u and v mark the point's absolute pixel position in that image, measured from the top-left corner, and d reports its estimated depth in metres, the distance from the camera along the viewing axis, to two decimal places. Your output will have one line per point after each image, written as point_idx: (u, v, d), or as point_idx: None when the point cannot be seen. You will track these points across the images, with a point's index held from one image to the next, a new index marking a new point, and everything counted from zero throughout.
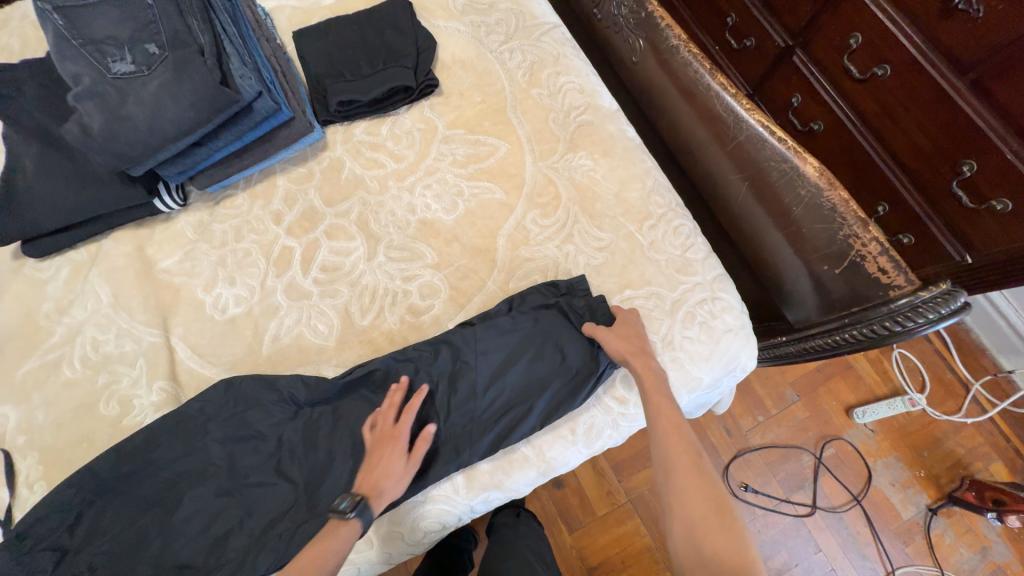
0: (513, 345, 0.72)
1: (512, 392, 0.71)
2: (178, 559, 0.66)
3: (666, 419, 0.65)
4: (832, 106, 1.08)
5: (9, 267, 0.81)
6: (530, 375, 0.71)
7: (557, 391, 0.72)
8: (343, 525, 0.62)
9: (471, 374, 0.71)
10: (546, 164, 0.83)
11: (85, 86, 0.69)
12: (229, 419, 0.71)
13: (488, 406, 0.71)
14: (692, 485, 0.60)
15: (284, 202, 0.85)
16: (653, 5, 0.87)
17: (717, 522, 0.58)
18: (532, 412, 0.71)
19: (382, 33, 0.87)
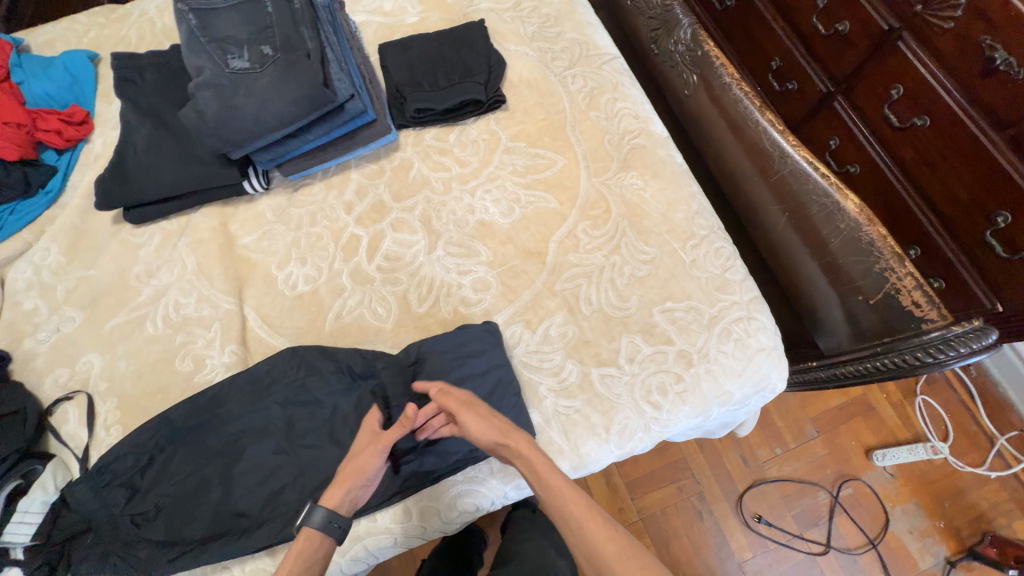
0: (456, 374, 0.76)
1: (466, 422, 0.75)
2: (235, 508, 0.71)
3: (577, 506, 0.63)
4: (870, 151, 1.13)
5: (110, 230, 0.90)
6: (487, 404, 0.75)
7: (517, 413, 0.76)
8: (299, 540, 0.63)
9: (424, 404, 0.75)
10: (599, 180, 0.90)
11: (206, 78, 0.79)
12: (292, 385, 0.77)
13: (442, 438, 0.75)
14: (627, 571, 0.59)
15: (355, 194, 0.93)
16: (709, 46, 0.95)
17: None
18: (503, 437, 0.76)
19: (459, 51, 0.97)
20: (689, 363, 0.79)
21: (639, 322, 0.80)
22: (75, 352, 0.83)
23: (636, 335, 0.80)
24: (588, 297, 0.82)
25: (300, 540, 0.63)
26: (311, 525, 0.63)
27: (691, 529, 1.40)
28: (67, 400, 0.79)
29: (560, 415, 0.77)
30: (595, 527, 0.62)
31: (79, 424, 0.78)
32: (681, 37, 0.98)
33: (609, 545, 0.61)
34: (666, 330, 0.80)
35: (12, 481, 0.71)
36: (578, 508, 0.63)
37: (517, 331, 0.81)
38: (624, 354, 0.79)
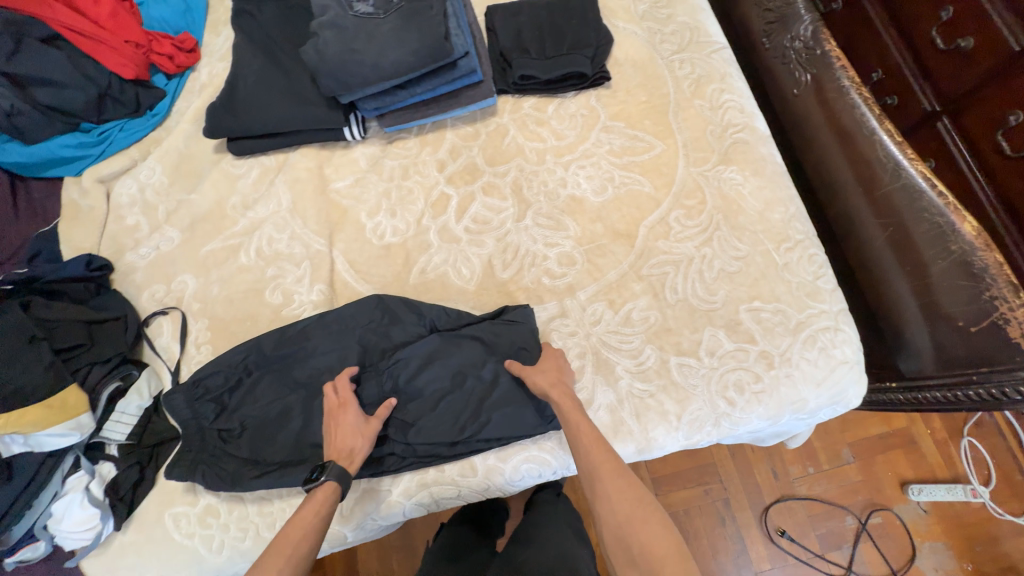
0: (428, 359, 0.77)
1: (439, 406, 0.76)
2: (314, 440, 0.74)
3: (584, 431, 0.66)
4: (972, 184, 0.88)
5: (212, 158, 0.92)
6: (460, 392, 0.76)
7: (488, 402, 0.75)
8: (320, 489, 0.64)
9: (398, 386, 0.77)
10: (697, 170, 0.88)
11: (329, 18, 0.80)
12: (377, 332, 0.80)
13: (412, 414, 0.76)
14: (615, 486, 0.62)
15: (449, 153, 0.93)
16: (830, 45, 0.91)
17: (640, 516, 0.59)
18: (480, 424, 0.75)
19: (569, 22, 0.95)
20: (770, 364, 0.78)
21: (724, 318, 0.80)
22: (171, 270, 0.86)
23: (720, 330, 0.79)
24: (674, 286, 0.82)
25: (324, 489, 0.64)
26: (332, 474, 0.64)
27: (713, 532, 1.41)
28: (162, 315, 0.83)
29: (634, 397, 0.77)
30: (594, 445, 0.65)
31: (171, 339, 0.82)
32: (800, 33, 0.95)
33: (605, 462, 0.63)
34: (751, 328, 0.79)
35: (114, 382, 0.75)
36: (581, 428, 0.66)
37: (599, 309, 0.81)
38: (704, 347, 0.79)
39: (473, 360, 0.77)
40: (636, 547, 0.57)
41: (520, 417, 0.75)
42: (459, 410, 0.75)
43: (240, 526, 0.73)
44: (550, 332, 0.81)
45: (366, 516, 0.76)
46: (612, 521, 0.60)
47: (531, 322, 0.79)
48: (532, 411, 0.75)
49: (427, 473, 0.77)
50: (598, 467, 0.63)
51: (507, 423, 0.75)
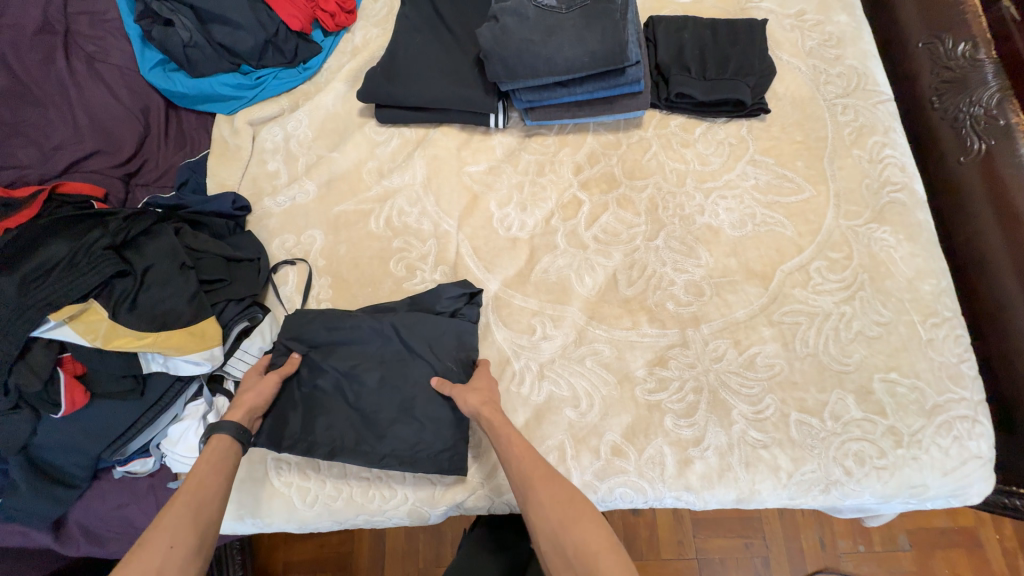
0: (370, 353, 0.76)
1: (352, 403, 0.75)
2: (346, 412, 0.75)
3: (514, 434, 0.65)
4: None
5: (356, 121, 0.94)
6: (389, 392, 0.75)
7: (415, 408, 0.74)
8: (207, 449, 0.62)
9: (313, 381, 0.75)
10: (847, 223, 0.84)
11: (511, 5, 0.80)
12: (421, 327, 0.77)
13: (314, 406, 0.74)
14: (549, 491, 0.59)
15: (587, 158, 0.92)
16: (1018, 117, 0.85)
17: (572, 516, 0.56)
18: (391, 426, 0.74)
19: (734, 46, 0.92)
20: (898, 443, 0.74)
21: (855, 382, 0.76)
22: (303, 223, 0.88)
23: (849, 395, 0.75)
24: (805, 339, 0.78)
25: (218, 443, 0.62)
26: (225, 430, 0.63)
27: None
28: (286, 265, 0.85)
29: (746, 445, 0.75)
30: (528, 454, 0.63)
31: (295, 291, 0.84)
32: (982, 99, 0.89)
33: (532, 466, 0.62)
34: (883, 400, 0.75)
35: (242, 322, 0.78)
36: (511, 440, 0.64)
37: (722, 347, 0.79)
38: (830, 410, 0.75)
39: (390, 353, 0.76)
40: (572, 550, 0.54)
41: (436, 427, 0.73)
42: (423, 412, 0.74)
43: (305, 469, 0.76)
44: (668, 359, 0.79)
45: (455, 502, 0.76)
46: (545, 528, 0.57)
47: (435, 290, 0.80)
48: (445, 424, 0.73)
49: None
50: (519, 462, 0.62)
51: (423, 429, 0.73)
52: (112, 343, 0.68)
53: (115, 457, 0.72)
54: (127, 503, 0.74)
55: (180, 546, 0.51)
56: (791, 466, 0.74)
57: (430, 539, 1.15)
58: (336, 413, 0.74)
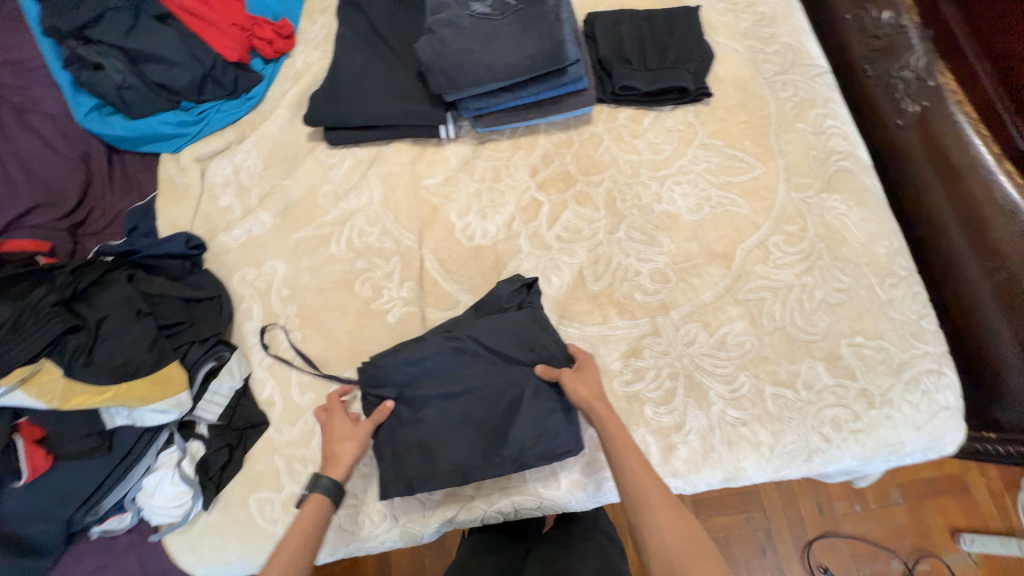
0: (460, 370, 0.74)
1: (464, 423, 0.72)
2: (458, 432, 0.72)
3: (633, 455, 0.62)
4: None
5: (305, 146, 0.92)
6: (496, 404, 0.72)
7: (524, 408, 0.71)
8: (303, 510, 0.62)
9: (415, 408, 0.73)
10: (799, 196, 0.86)
11: (445, 16, 0.80)
12: (499, 330, 0.75)
13: (429, 435, 0.71)
14: (668, 519, 0.58)
15: (541, 159, 0.93)
16: (945, 77, 0.89)
17: (696, 555, 0.55)
18: (513, 430, 0.70)
19: (671, 35, 0.94)
20: (870, 404, 0.76)
21: (824, 350, 0.78)
22: (262, 254, 0.86)
23: (819, 363, 0.77)
24: (772, 313, 0.80)
25: (310, 505, 0.62)
26: (321, 488, 0.63)
27: (752, 563, 1.33)
28: (279, 326, 0.82)
29: (726, 424, 0.76)
30: (651, 478, 0.60)
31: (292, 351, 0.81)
32: (911, 63, 0.92)
33: (656, 490, 0.59)
34: (851, 365, 0.77)
35: (208, 362, 0.75)
36: (632, 457, 0.62)
37: (692, 330, 0.80)
38: (802, 380, 0.77)
39: (479, 363, 0.74)
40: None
41: (555, 420, 0.71)
42: (541, 415, 0.71)
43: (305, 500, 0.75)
44: (641, 348, 0.79)
45: (448, 519, 0.75)
46: (663, 554, 0.56)
47: (499, 289, 0.79)
48: (559, 418, 0.71)
49: (510, 480, 0.76)
50: (641, 486, 0.60)
51: (543, 423, 0.71)
52: (69, 402, 0.65)
53: (88, 519, 0.69)
54: (104, 566, 0.70)
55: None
56: (771, 440, 0.75)
57: (435, 554, 1.14)
58: (457, 432, 0.72)
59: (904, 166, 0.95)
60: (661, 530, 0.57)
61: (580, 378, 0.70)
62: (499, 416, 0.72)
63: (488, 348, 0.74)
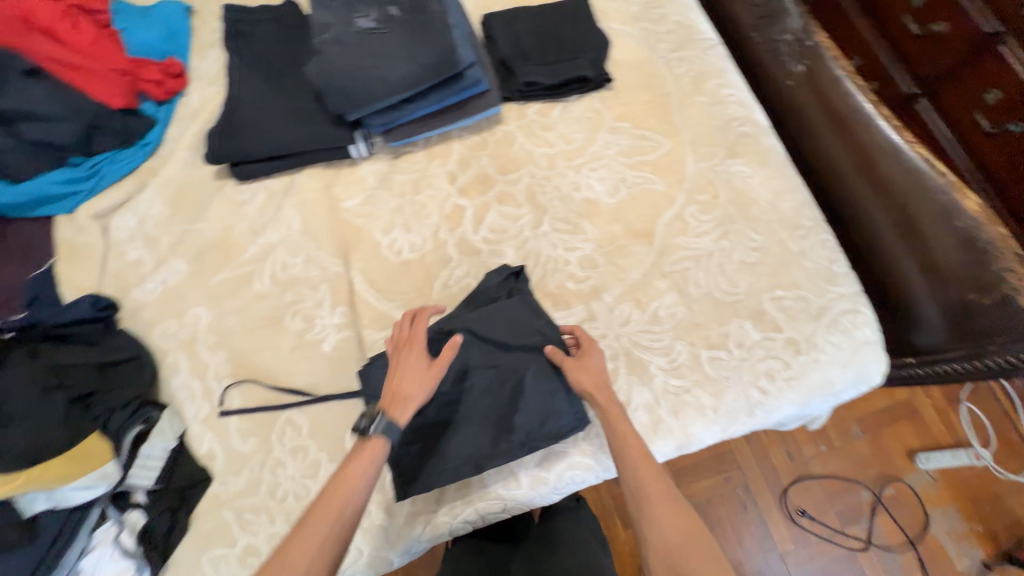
0: (461, 363, 0.75)
1: (470, 417, 0.74)
2: (464, 426, 0.74)
3: (635, 449, 0.63)
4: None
5: (212, 186, 0.89)
6: (499, 392, 0.75)
7: (527, 391, 0.74)
8: (365, 447, 0.61)
9: (422, 406, 0.75)
10: (706, 165, 0.90)
11: (332, 36, 0.79)
12: (492, 320, 0.77)
13: (440, 429, 0.75)
14: (667, 516, 0.59)
15: (459, 164, 0.93)
16: (820, 38, 0.96)
17: (694, 549, 0.56)
18: (519, 415, 0.74)
19: (567, 26, 0.96)
20: (798, 351, 0.80)
21: (749, 308, 0.81)
22: (181, 304, 0.82)
23: (746, 321, 0.81)
24: (697, 280, 0.83)
25: (372, 445, 0.61)
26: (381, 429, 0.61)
27: (736, 520, 1.37)
28: (234, 387, 0.77)
29: (670, 394, 0.78)
30: (650, 471, 0.61)
31: (249, 410, 0.76)
32: (790, 26, 0.99)
33: (656, 485, 0.60)
34: (776, 317, 0.81)
35: (136, 426, 0.71)
36: (635, 451, 0.63)
37: (626, 310, 0.82)
38: (733, 339, 0.80)
39: (477, 353, 0.76)
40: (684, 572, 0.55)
41: (559, 397, 0.74)
42: (543, 395, 0.74)
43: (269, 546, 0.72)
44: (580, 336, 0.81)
45: (414, 539, 0.73)
46: (661, 548, 0.57)
47: (489, 281, 0.81)
48: (560, 397, 0.74)
49: (473, 487, 0.75)
50: (643, 482, 0.61)
51: (549, 401, 0.74)
52: None
53: None
54: None
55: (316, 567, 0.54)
56: (713, 402, 0.78)
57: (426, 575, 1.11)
58: (466, 426, 0.74)
59: (800, 120, 0.99)
60: (661, 525, 0.58)
61: (584, 368, 0.71)
62: (503, 404, 0.74)
63: (484, 338, 0.76)
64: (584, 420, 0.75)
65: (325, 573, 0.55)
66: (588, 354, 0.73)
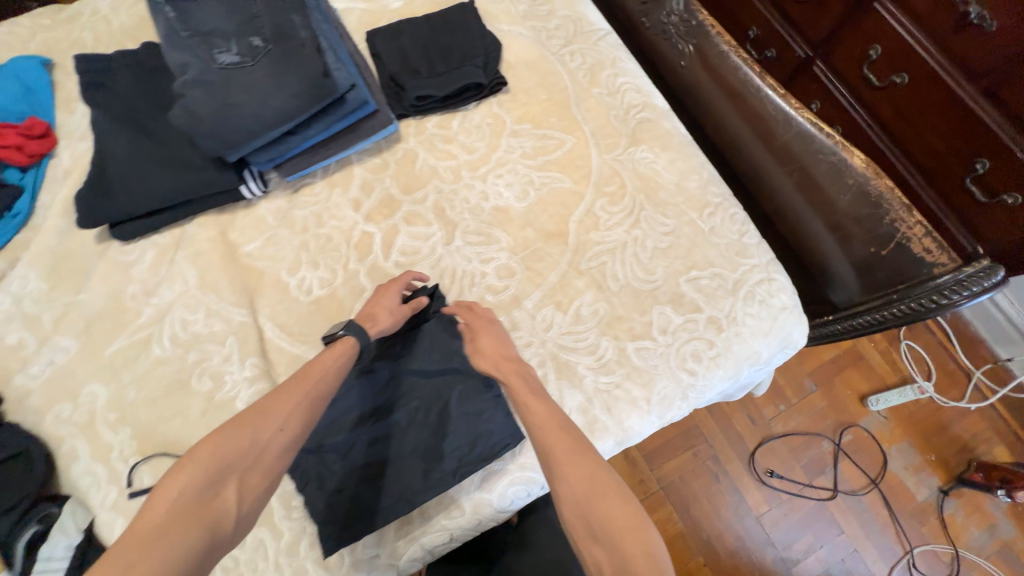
0: (383, 397, 0.74)
1: (399, 453, 0.71)
2: (394, 463, 0.71)
3: (536, 406, 0.61)
4: (920, 53, 0.97)
5: (94, 250, 0.82)
6: (426, 422, 0.73)
7: (454, 414, 0.73)
8: (336, 343, 0.66)
9: (347, 450, 0.71)
10: (610, 156, 0.90)
11: (192, 75, 0.74)
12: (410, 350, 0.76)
13: (370, 472, 0.71)
14: (574, 463, 0.55)
15: (361, 190, 0.89)
16: (702, 15, 0.97)
17: (601, 491, 0.52)
18: (449, 441, 0.72)
19: (453, 33, 0.94)
20: (719, 328, 0.81)
21: (667, 293, 0.81)
22: (74, 383, 0.76)
23: (666, 306, 0.81)
24: (615, 274, 0.82)
25: (344, 342, 0.66)
26: (354, 330, 0.68)
27: (709, 492, 1.33)
28: (142, 465, 0.71)
29: (601, 392, 0.77)
30: (553, 430, 0.57)
31: None
32: (674, 8, 1.00)
33: (560, 437, 0.57)
34: (694, 299, 0.81)
35: (28, 529, 0.65)
36: (536, 410, 0.61)
37: (548, 314, 0.80)
38: (656, 326, 0.80)
39: (397, 385, 0.74)
40: (597, 523, 0.51)
41: (487, 415, 0.74)
42: (470, 417, 0.74)
43: None
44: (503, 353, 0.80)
45: None
46: (571, 498, 0.53)
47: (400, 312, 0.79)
48: (489, 416, 0.74)
49: (414, 522, 0.72)
50: (546, 437, 0.57)
51: (477, 421, 0.74)
52: None
53: None
54: None
55: (288, 430, 0.57)
56: (644, 393, 0.77)
57: None
58: (395, 464, 0.71)
59: (697, 99, 1.00)
60: (568, 475, 0.54)
61: (481, 352, 0.70)
62: (431, 433, 0.72)
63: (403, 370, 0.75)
64: (517, 436, 0.74)
65: (287, 447, 0.56)
66: (481, 334, 0.71)
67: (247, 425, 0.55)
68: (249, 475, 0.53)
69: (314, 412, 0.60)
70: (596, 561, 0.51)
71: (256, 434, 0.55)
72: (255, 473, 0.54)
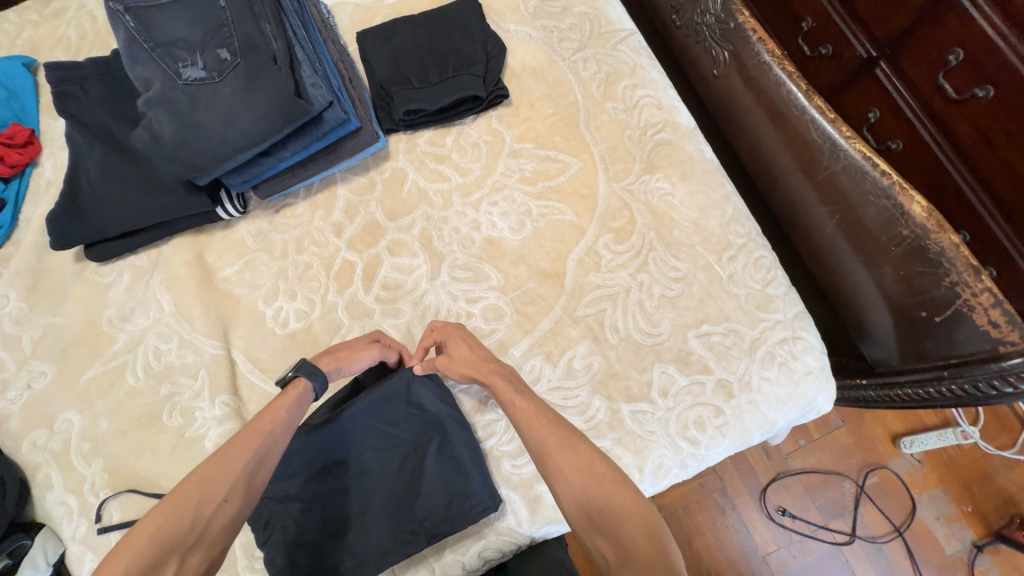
0: (353, 448, 0.70)
1: (366, 509, 0.68)
2: (360, 521, 0.67)
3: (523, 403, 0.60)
4: (1013, 59, 0.76)
5: (73, 270, 0.81)
6: (397, 477, 0.69)
7: (425, 471, 0.69)
8: (288, 390, 0.62)
9: (312, 502, 0.68)
10: (620, 185, 0.79)
11: (155, 92, 0.68)
12: (377, 402, 0.71)
13: (334, 527, 0.67)
14: (567, 456, 0.54)
15: (344, 213, 0.82)
16: (743, 16, 0.81)
17: (596, 481, 0.52)
18: (421, 500, 0.68)
19: (451, 36, 0.83)
20: (729, 394, 0.71)
21: (672, 350, 0.72)
22: (49, 410, 0.75)
23: (670, 365, 0.72)
24: (614, 324, 0.74)
25: (294, 388, 0.62)
26: (306, 370, 0.63)
27: (716, 526, 1.23)
28: (111, 501, 0.70)
29: None
30: (541, 424, 0.57)
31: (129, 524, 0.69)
32: (709, 6, 0.85)
33: (549, 434, 0.56)
34: (703, 358, 0.72)
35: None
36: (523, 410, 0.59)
37: (536, 365, 0.73)
38: (657, 388, 0.71)
39: (366, 436, 0.70)
40: (596, 511, 0.51)
41: (461, 473, 0.69)
42: (443, 475, 0.69)
43: None
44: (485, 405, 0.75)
45: None
46: (570, 494, 0.52)
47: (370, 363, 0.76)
48: (463, 476, 0.69)
49: None
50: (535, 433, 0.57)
51: (452, 480, 0.68)
52: None
53: None
54: None
55: (234, 499, 0.52)
56: (636, 461, 0.69)
57: None
58: (361, 520, 0.67)
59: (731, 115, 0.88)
60: (562, 472, 0.53)
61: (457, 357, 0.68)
62: (400, 489, 0.68)
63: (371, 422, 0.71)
64: (494, 501, 0.68)
65: (235, 515, 0.52)
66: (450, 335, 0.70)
67: (187, 500, 0.50)
68: (192, 552, 0.49)
69: (264, 472, 0.56)
70: (599, 551, 0.50)
71: (197, 509, 0.50)
72: (199, 549, 0.49)
